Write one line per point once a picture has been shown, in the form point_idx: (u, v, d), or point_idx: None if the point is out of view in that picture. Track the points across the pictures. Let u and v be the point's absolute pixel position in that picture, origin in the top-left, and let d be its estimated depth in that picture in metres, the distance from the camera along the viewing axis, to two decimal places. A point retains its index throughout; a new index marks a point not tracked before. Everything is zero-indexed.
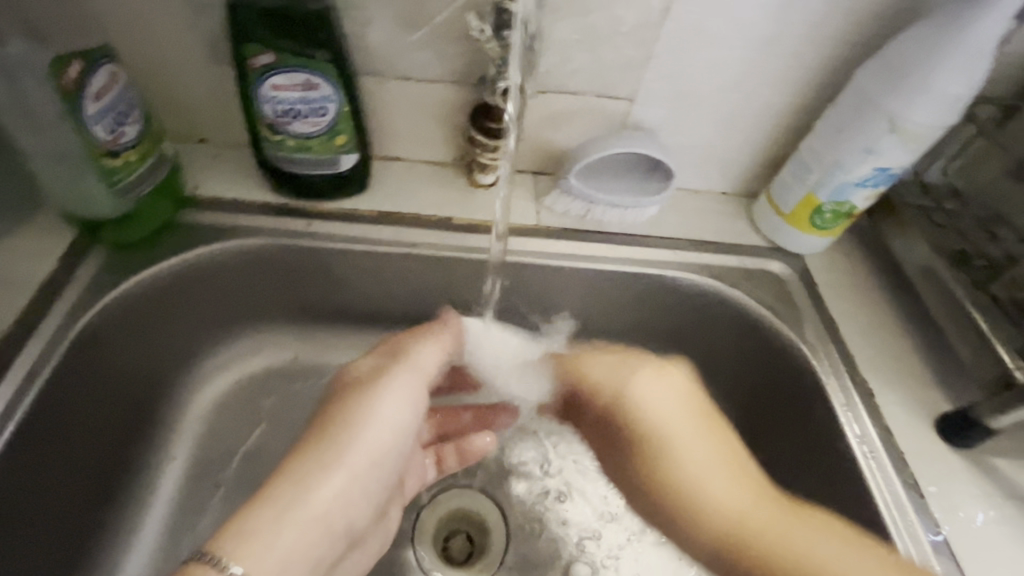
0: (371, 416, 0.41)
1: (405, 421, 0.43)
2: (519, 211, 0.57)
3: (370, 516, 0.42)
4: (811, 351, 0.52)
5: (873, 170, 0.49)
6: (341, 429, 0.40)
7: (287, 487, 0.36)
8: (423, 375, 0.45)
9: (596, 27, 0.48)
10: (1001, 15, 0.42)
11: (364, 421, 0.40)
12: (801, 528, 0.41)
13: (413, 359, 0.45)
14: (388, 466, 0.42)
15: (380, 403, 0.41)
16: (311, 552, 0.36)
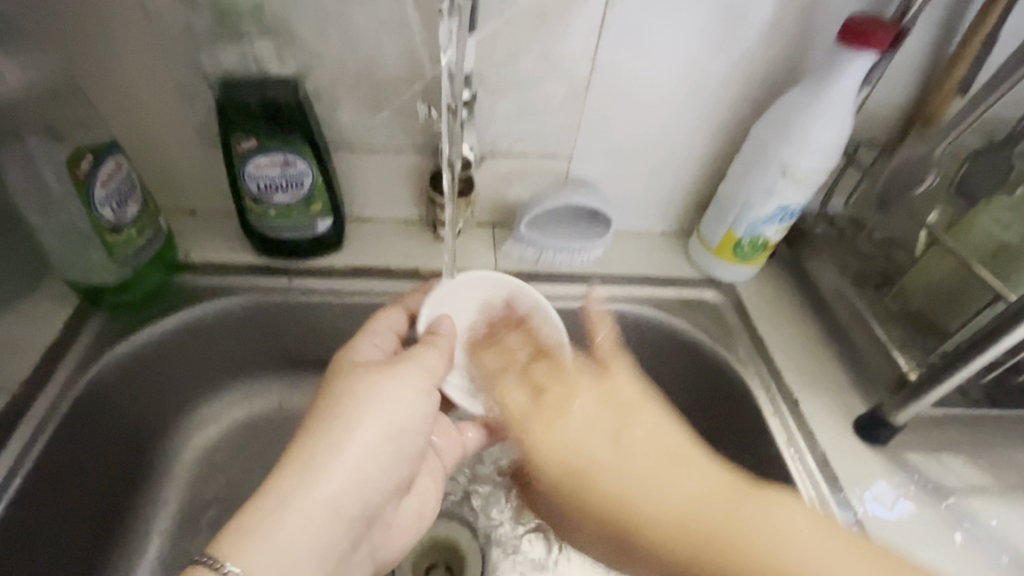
0: (377, 399, 0.42)
1: (420, 413, 0.44)
2: (480, 259, 0.65)
3: (389, 493, 0.43)
4: (744, 367, 0.58)
5: (777, 209, 0.57)
6: (347, 409, 0.41)
7: (286, 479, 0.38)
8: (430, 370, 0.46)
9: (532, 102, 0.57)
10: (856, 79, 0.50)
11: (369, 403, 0.41)
12: (757, 506, 0.38)
13: (419, 361, 0.46)
14: (404, 453, 0.43)
15: (386, 389, 0.43)
16: (317, 536, 0.37)
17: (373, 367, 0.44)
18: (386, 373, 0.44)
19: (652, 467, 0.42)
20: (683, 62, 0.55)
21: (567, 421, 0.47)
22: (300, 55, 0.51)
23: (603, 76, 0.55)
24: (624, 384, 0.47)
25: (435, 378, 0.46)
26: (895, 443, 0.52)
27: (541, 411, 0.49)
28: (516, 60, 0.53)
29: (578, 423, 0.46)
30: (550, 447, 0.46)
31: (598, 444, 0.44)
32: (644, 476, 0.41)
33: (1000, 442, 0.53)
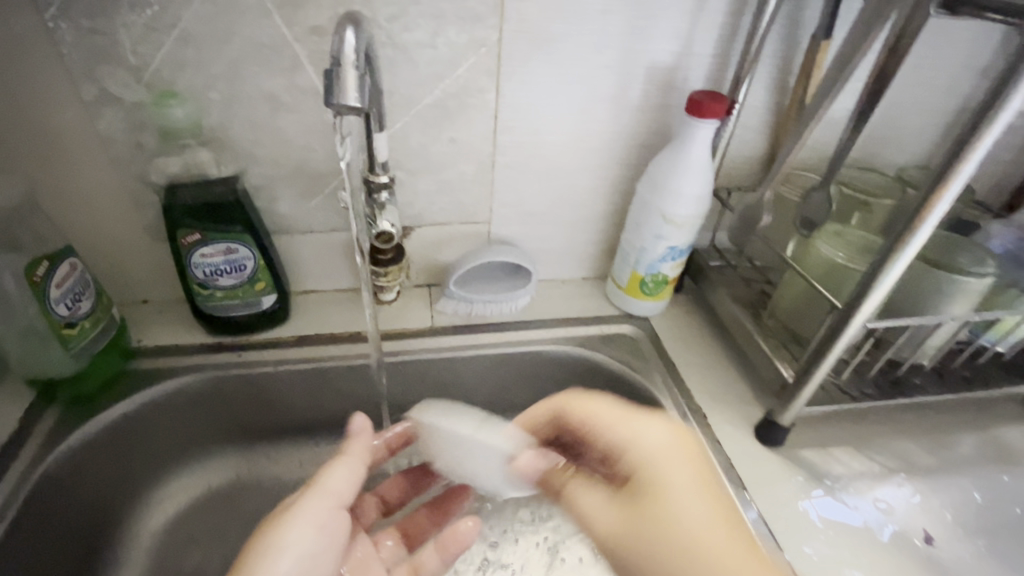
0: (275, 553, 0.42)
1: (327, 549, 0.45)
2: (417, 317, 0.72)
3: None
4: (659, 390, 0.65)
5: (667, 249, 0.66)
6: (255, 559, 0.42)
7: None
8: (336, 497, 0.47)
9: (447, 179, 0.65)
10: (707, 139, 0.60)
11: (272, 558, 0.42)
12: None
13: (319, 488, 0.46)
14: None
15: (287, 538, 0.43)
16: None
17: (277, 513, 0.45)
18: (282, 521, 0.44)
19: (700, 491, 0.40)
20: (570, 136, 0.65)
21: (669, 424, 0.44)
22: (236, 158, 0.58)
23: (505, 153, 0.65)
24: None
25: (339, 504, 0.47)
26: (791, 442, 0.60)
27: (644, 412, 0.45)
28: (428, 146, 0.62)
29: (658, 437, 0.42)
30: (644, 447, 0.42)
31: (690, 460, 0.41)
32: (694, 496, 0.40)
33: (881, 432, 0.61)
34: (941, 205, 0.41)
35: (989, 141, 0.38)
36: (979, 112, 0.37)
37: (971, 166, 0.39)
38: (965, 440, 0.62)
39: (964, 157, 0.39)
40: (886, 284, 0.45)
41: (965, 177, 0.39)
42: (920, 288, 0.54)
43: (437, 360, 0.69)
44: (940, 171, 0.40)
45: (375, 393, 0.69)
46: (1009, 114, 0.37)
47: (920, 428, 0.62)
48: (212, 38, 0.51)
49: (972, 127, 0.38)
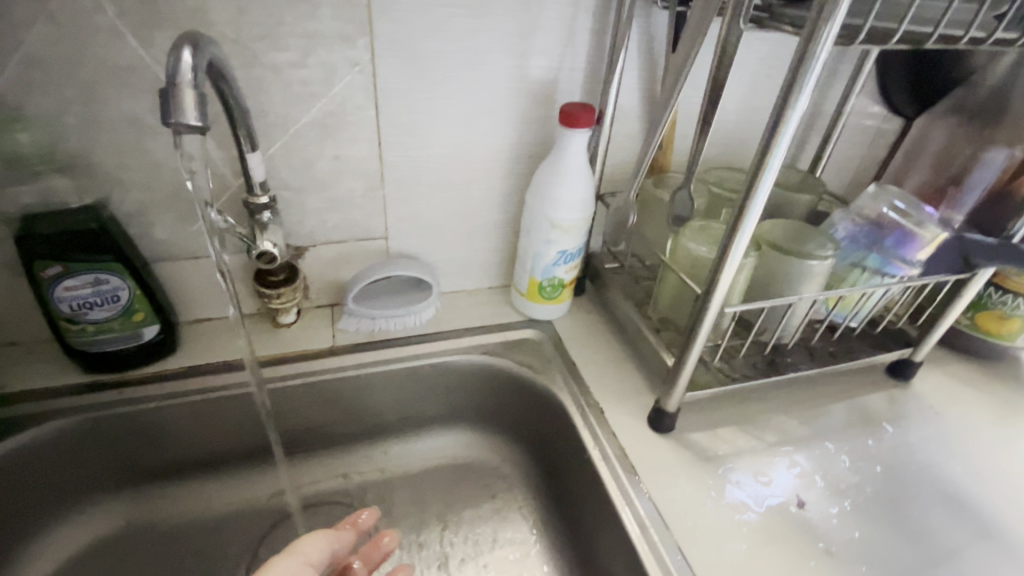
0: None
1: None
2: (318, 338, 0.71)
3: None
4: (560, 390, 0.68)
5: (557, 254, 0.69)
6: None
7: None
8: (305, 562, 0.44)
9: (336, 196, 0.66)
10: (581, 147, 0.64)
11: None
12: None
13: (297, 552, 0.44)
14: None
15: None
16: None
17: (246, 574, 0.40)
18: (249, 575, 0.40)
19: None
20: (456, 149, 0.67)
21: None
22: (101, 185, 0.56)
23: (393, 169, 0.66)
24: None
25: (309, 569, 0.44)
26: (680, 427, 0.63)
27: None
28: (312, 164, 0.62)
29: None
30: None
31: None
32: None
33: (761, 409, 0.66)
34: (760, 197, 0.45)
35: (786, 138, 0.42)
36: (776, 113, 0.42)
37: (777, 161, 0.43)
38: (834, 410, 0.68)
39: (769, 153, 0.43)
40: (730, 272, 0.49)
41: (772, 171, 0.44)
42: (776, 276, 0.59)
43: (340, 379, 0.68)
44: (754, 167, 0.44)
45: (274, 417, 0.67)
46: (798, 113, 0.41)
47: (796, 403, 0.68)
48: (60, 61, 0.49)
49: (772, 126, 0.42)
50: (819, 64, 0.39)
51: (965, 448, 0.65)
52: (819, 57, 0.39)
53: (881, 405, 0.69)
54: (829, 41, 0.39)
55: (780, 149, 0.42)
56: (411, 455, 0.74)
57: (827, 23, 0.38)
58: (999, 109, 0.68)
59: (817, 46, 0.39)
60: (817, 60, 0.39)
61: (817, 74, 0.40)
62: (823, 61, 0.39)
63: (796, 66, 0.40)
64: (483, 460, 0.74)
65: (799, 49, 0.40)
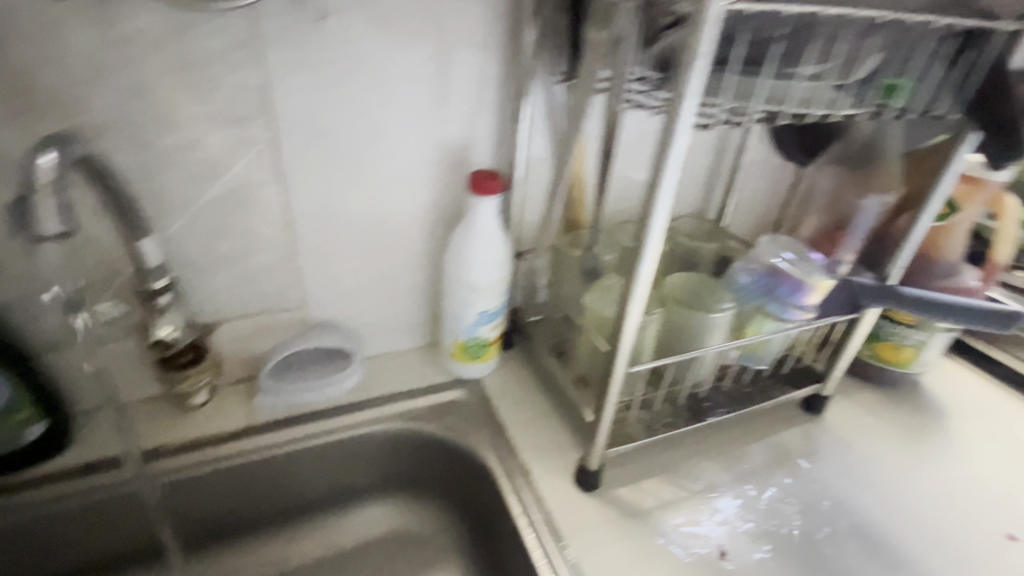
0: None
1: None
2: (232, 417, 0.67)
3: None
4: (487, 454, 0.67)
5: (478, 314, 0.70)
6: None
7: None
8: None
9: (244, 271, 0.64)
10: (491, 211, 0.65)
11: None
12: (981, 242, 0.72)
13: None
14: None
15: None
16: None
17: None
18: None
19: None
20: (370, 217, 0.67)
21: None
22: None
23: (303, 241, 0.65)
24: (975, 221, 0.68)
25: None
26: (606, 483, 0.64)
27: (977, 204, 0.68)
28: (216, 243, 0.60)
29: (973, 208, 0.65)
30: None
31: None
32: None
33: (685, 457, 0.68)
34: (645, 267, 0.47)
35: (661, 215, 0.44)
36: (648, 193, 0.43)
37: (655, 236, 0.45)
38: (753, 450, 0.70)
39: (648, 229, 0.45)
40: (630, 335, 0.51)
41: (654, 244, 0.46)
42: (682, 328, 0.62)
43: (255, 461, 0.65)
44: (637, 241, 0.46)
45: (164, 509, 0.63)
46: (668, 192, 0.43)
47: (718, 447, 0.70)
48: None
49: (647, 206, 0.44)
50: (679, 150, 0.41)
51: (873, 478, 0.69)
52: (678, 144, 0.41)
53: (797, 441, 0.72)
54: (686, 130, 0.40)
55: (656, 225, 0.44)
56: (340, 532, 0.71)
57: (682, 111, 0.40)
58: (871, 160, 0.75)
59: (675, 133, 0.40)
60: (676, 146, 0.41)
61: (680, 158, 0.42)
62: (684, 147, 0.41)
63: (660, 151, 0.42)
64: (415, 531, 0.72)
65: (660, 136, 0.41)
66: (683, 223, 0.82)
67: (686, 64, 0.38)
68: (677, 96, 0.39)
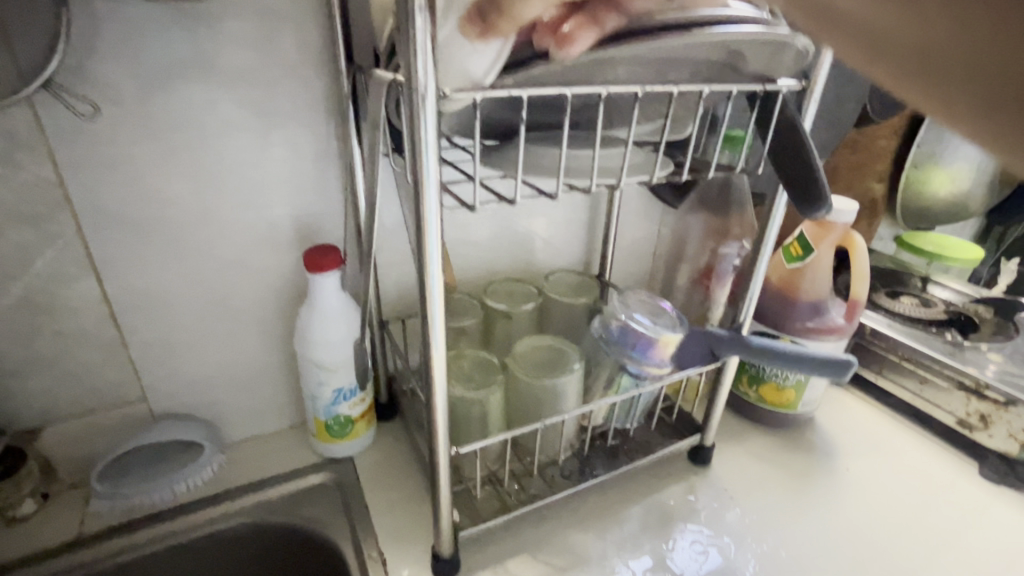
0: None
1: None
2: (61, 528, 0.62)
3: None
4: (343, 543, 0.63)
5: (333, 392, 0.67)
6: None
7: None
8: None
9: (66, 369, 0.60)
10: (333, 286, 0.63)
11: None
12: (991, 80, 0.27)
13: None
14: None
15: None
16: None
17: None
18: None
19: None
20: (208, 303, 0.64)
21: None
22: None
23: (135, 331, 0.62)
24: (820, 256, 0.74)
25: None
26: (467, 568, 0.60)
27: (818, 236, 0.73)
28: (28, 342, 0.58)
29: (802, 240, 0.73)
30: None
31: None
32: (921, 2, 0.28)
33: (556, 531, 0.65)
34: (438, 346, 0.45)
35: (436, 296, 0.43)
36: (421, 275, 0.42)
37: (438, 316, 0.44)
38: (629, 514, 0.67)
39: (427, 309, 0.43)
40: (443, 414, 0.49)
41: (439, 325, 0.44)
42: (530, 395, 0.60)
43: None
44: (422, 323, 0.44)
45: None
46: (436, 273, 0.42)
47: (593, 514, 0.67)
48: None
49: (421, 288, 0.43)
50: (434, 232, 0.40)
51: (753, 532, 0.67)
52: (432, 228, 0.41)
53: (677, 498, 0.70)
54: (436, 214, 0.40)
55: (433, 304, 0.43)
56: None
57: (428, 195, 0.39)
58: (726, 206, 0.79)
59: (427, 215, 0.40)
60: (431, 230, 0.41)
61: (438, 240, 0.41)
62: (439, 230, 0.41)
63: (419, 235, 0.41)
64: None
65: (415, 221, 0.41)
66: (559, 279, 0.81)
67: (416, 155, 0.38)
68: (419, 185, 0.39)
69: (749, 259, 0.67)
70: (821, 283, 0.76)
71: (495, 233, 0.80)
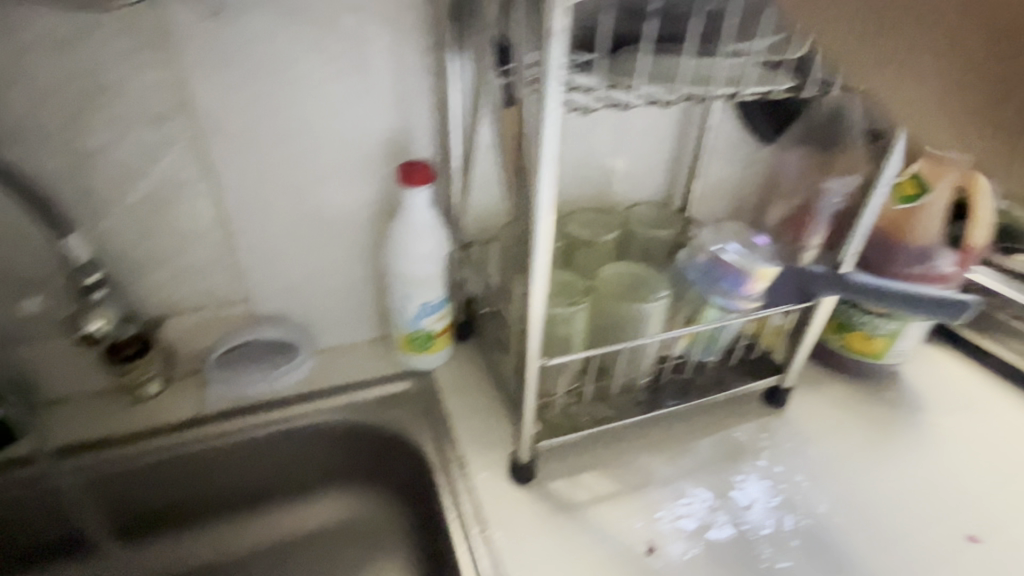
0: None
1: None
2: (179, 409, 0.69)
3: None
4: (425, 445, 0.67)
5: (418, 306, 0.69)
6: None
7: None
8: None
9: (182, 267, 0.65)
10: (423, 202, 0.64)
11: None
12: None
13: None
14: None
15: None
16: None
17: None
18: None
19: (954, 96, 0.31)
20: (304, 212, 0.67)
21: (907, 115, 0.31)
22: None
23: (240, 235, 0.66)
24: (934, 199, 0.68)
25: None
26: (541, 476, 0.63)
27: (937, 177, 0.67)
28: (149, 239, 0.63)
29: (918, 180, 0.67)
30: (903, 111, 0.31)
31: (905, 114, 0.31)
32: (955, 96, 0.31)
33: (628, 451, 0.66)
34: (541, 256, 0.46)
35: (545, 203, 0.43)
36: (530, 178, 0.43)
37: (544, 224, 0.44)
38: (701, 445, 0.68)
39: (535, 215, 0.44)
40: (536, 323, 0.50)
41: (543, 233, 0.45)
42: (616, 317, 0.61)
43: (198, 452, 0.66)
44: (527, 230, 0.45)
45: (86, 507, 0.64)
46: (549, 178, 0.42)
47: (664, 441, 0.68)
48: None
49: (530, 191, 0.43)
50: (551, 131, 0.40)
51: (827, 473, 0.66)
52: (549, 130, 0.40)
53: (750, 434, 0.70)
54: (555, 115, 0.40)
55: (542, 209, 0.43)
56: (290, 522, 0.73)
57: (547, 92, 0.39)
58: (835, 138, 0.73)
59: (546, 113, 0.40)
60: (547, 132, 0.40)
61: (553, 143, 0.41)
62: (555, 133, 0.41)
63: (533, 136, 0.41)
64: (363, 521, 0.73)
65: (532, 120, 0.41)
66: (642, 210, 0.79)
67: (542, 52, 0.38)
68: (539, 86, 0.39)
69: (861, 193, 0.62)
70: (928, 231, 0.70)
71: (579, 159, 0.77)
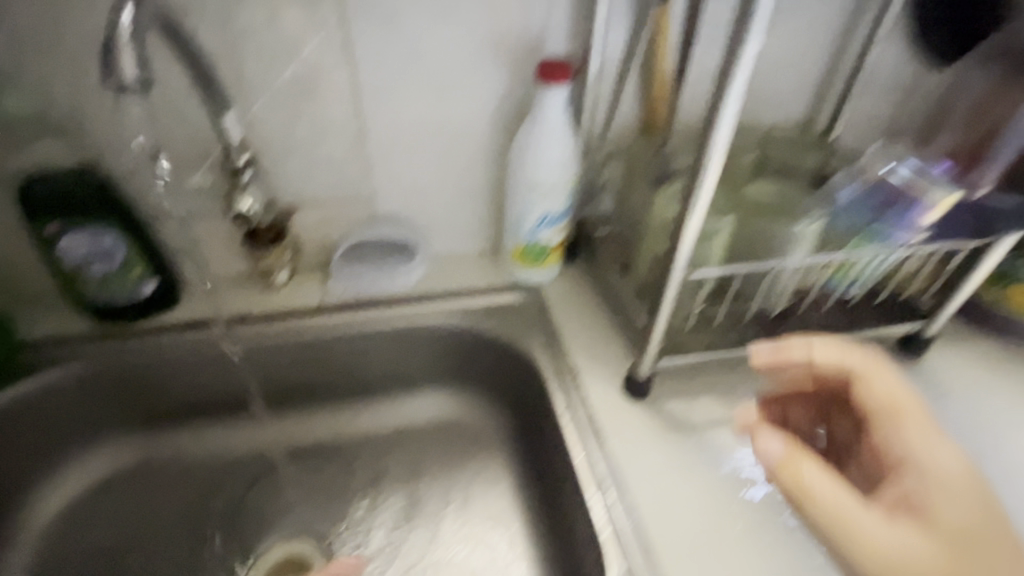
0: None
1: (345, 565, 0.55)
2: (306, 297, 0.73)
3: None
4: (538, 353, 0.68)
5: (540, 215, 0.68)
6: None
7: None
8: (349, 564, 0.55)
9: (318, 157, 0.67)
10: (560, 104, 0.61)
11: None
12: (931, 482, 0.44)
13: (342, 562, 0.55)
14: None
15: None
16: None
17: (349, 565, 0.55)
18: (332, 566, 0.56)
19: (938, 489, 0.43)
20: (435, 110, 0.66)
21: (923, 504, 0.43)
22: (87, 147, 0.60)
23: (373, 129, 0.66)
24: None
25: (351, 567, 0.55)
26: (656, 394, 0.62)
27: None
28: (291, 126, 0.64)
29: None
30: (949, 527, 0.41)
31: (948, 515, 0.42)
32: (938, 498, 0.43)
33: (746, 381, 0.64)
34: (717, 149, 0.43)
35: (737, 86, 0.40)
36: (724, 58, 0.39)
37: (731, 110, 0.41)
38: None
39: (722, 101, 0.41)
40: (692, 228, 0.47)
41: (726, 122, 0.42)
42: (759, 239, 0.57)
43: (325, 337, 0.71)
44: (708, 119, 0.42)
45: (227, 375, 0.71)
46: (749, 56, 0.39)
47: None
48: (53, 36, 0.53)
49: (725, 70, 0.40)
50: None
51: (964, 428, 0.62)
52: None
53: None
54: None
55: (733, 91, 0.40)
56: (399, 413, 0.77)
57: None
58: None
59: None
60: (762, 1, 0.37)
61: (765, 12, 0.37)
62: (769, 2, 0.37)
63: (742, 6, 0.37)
64: (466, 421, 0.76)
65: None
66: (785, 130, 0.72)
67: None
68: None
69: None
70: None
71: None
